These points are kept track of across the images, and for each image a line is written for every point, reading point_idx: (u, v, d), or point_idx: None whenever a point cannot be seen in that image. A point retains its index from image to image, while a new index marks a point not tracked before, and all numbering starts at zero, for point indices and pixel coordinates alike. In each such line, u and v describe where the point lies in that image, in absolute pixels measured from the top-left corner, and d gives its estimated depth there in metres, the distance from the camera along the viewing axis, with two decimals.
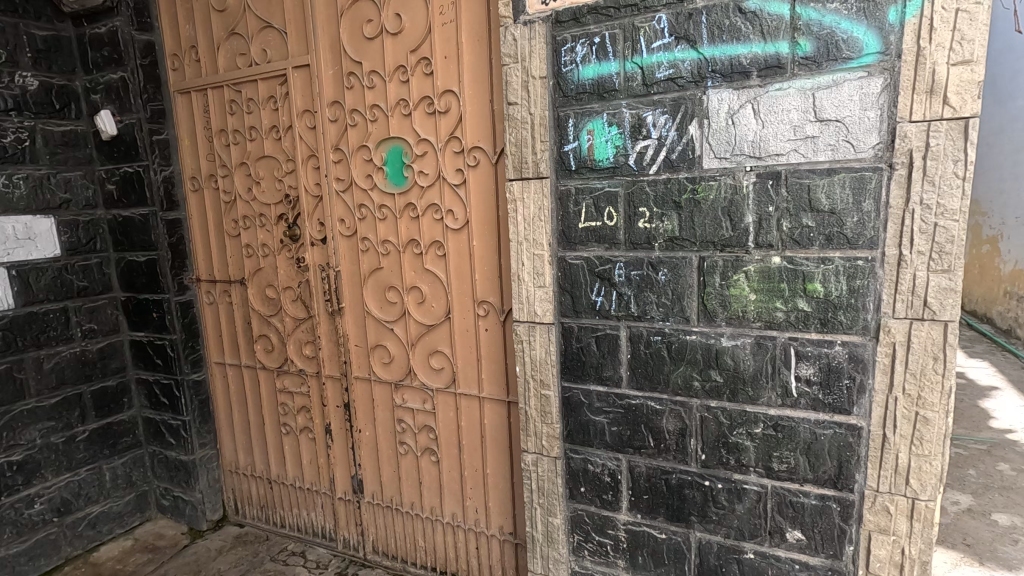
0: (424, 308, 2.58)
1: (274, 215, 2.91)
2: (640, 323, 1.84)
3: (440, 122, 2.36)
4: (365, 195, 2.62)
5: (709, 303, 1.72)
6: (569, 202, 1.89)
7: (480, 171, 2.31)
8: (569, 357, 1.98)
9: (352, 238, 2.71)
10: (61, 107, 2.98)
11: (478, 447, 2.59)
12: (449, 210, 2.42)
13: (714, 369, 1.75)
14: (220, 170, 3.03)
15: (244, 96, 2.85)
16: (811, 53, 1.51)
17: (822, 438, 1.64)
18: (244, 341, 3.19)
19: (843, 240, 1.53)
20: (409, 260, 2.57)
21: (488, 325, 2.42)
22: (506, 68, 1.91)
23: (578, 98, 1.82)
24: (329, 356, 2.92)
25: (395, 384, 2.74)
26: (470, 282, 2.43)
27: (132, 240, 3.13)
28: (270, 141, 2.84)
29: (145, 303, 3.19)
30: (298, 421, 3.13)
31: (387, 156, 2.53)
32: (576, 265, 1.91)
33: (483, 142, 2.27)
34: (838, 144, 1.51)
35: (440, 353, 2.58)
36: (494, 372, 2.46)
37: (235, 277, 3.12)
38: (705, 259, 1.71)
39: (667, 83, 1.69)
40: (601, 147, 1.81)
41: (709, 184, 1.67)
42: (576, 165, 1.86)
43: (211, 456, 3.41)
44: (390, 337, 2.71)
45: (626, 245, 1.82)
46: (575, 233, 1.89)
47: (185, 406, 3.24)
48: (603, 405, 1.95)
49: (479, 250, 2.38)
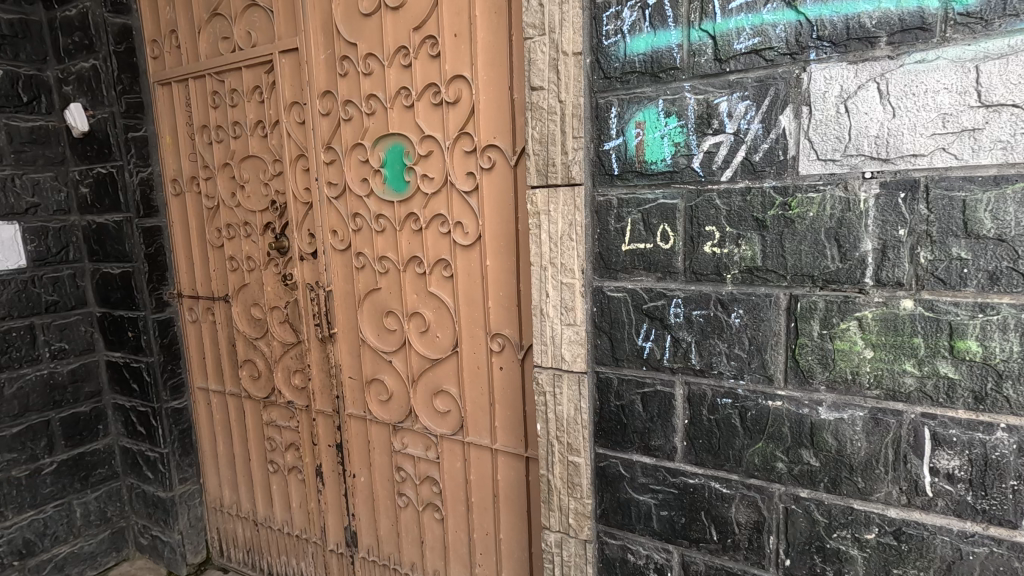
0: (427, 339, 2.16)
1: (259, 224, 2.53)
2: (703, 380, 1.39)
3: (448, 115, 1.93)
4: (360, 202, 2.21)
5: (802, 360, 1.26)
6: (609, 218, 1.44)
7: (495, 175, 1.87)
8: (607, 417, 1.54)
9: (346, 253, 2.30)
10: (29, 100, 2.64)
11: (490, 506, 2.15)
12: (458, 223, 1.99)
13: (808, 450, 1.28)
14: (203, 171, 2.65)
15: (228, 86, 2.48)
16: (975, 8, 1.03)
17: (969, 557, 1.16)
18: (229, 366, 2.82)
19: (1016, 281, 1.06)
20: (411, 280, 2.15)
21: (504, 363, 1.98)
22: (529, 43, 1.47)
23: (624, 79, 1.37)
24: (320, 388, 2.52)
25: (393, 425, 2.32)
26: (482, 311, 2.00)
27: (107, 250, 2.77)
28: (256, 139, 2.46)
29: (120, 320, 2.83)
30: (287, 458, 2.74)
31: (386, 156, 2.11)
32: (616, 299, 1.46)
33: (500, 139, 1.84)
34: (1014, 140, 1.03)
35: (446, 393, 2.15)
36: (510, 420, 2.02)
37: (218, 293, 2.75)
38: (799, 299, 1.24)
39: (748, 57, 1.23)
40: (654, 144, 1.36)
41: (807, 197, 1.21)
42: (620, 169, 1.41)
43: (194, 492, 3.04)
44: (388, 370, 2.29)
45: (686, 276, 1.37)
46: (616, 258, 1.45)
47: (163, 437, 2.88)
48: (650, 481, 1.50)
49: (493, 272, 1.94)
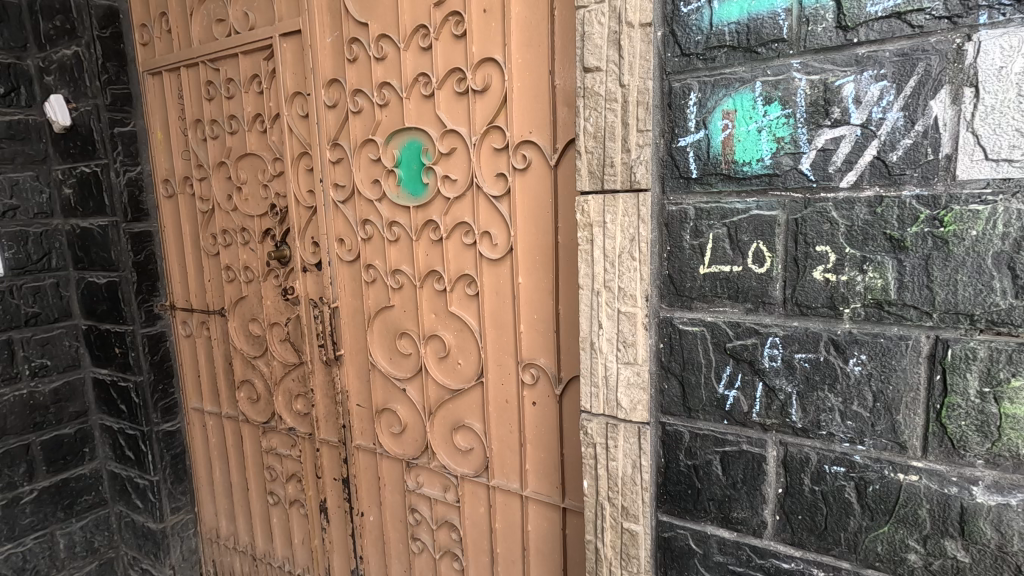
0: (446, 366, 1.87)
1: (258, 230, 2.25)
2: (805, 441, 1.09)
3: (475, 105, 1.64)
4: (370, 207, 1.92)
5: (951, 425, 0.96)
6: (683, 232, 1.14)
7: (531, 177, 1.58)
8: (675, 479, 1.24)
9: (354, 265, 2.02)
10: (6, 91, 2.37)
11: (518, 559, 1.86)
12: (485, 233, 1.69)
13: (954, 541, 0.98)
14: (197, 170, 2.38)
15: (224, 75, 2.20)
16: None
17: None
18: (226, 386, 2.55)
19: None
20: (429, 298, 1.86)
21: (537, 398, 1.69)
22: (583, 13, 1.17)
23: (710, 56, 1.08)
24: (325, 416, 2.24)
25: (406, 461, 2.03)
26: (511, 336, 1.71)
27: (91, 257, 2.50)
28: (255, 135, 2.18)
29: (106, 335, 2.57)
30: (288, 490, 2.47)
31: (400, 154, 1.82)
32: (691, 334, 1.17)
33: (537, 134, 1.55)
34: None
35: (468, 428, 1.86)
36: (545, 464, 1.73)
37: (214, 306, 2.48)
38: (949, 344, 0.94)
39: (886, 23, 0.93)
40: (748, 140, 1.06)
41: (966, 211, 0.91)
42: (700, 171, 1.11)
43: (188, 522, 2.77)
44: (400, 399, 2.01)
45: (787, 309, 1.07)
46: (691, 284, 1.15)
47: (153, 463, 2.61)
48: (731, 562, 1.20)
49: (525, 290, 1.65)
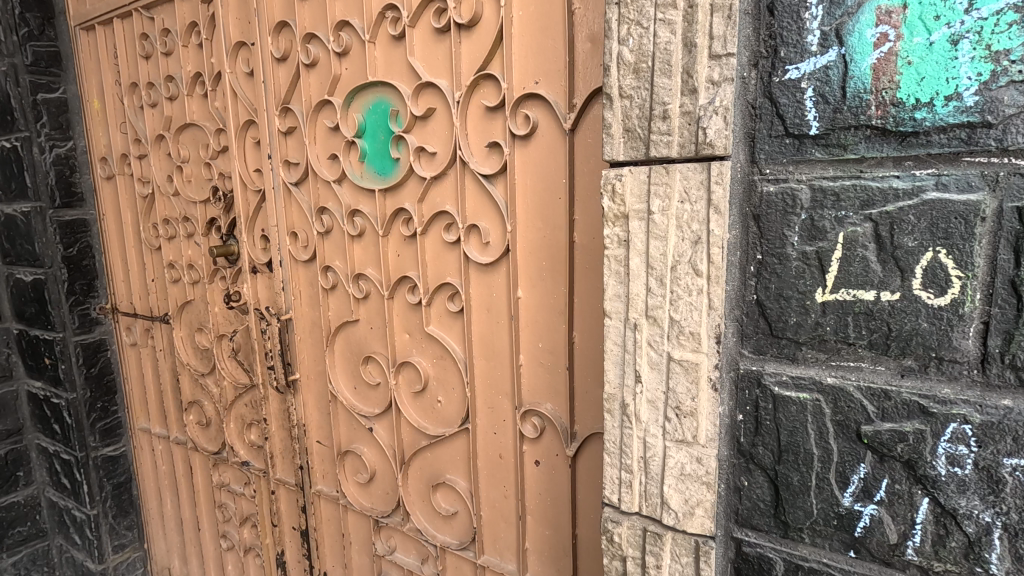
0: (424, 404, 1.41)
1: (201, 219, 1.81)
2: None
3: (461, 46, 1.17)
4: (329, 190, 1.47)
5: None
6: (790, 231, 0.66)
7: (538, 147, 1.10)
8: None
9: (311, 266, 1.57)
10: None
11: None
12: (473, 226, 1.22)
13: None
14: (134, 146, 1.96)
15: (160, 25, 1.77)
16: None
17: None
18: (175, 407, 2.13)
19: None
20: (401, 310, 1.40)
21: (544, 457, 1.22)
22: None
23: None
24: (281, 452, 1.80)
25: (375, 518, 1.58)
26: (507, 370, 1.24)
27: (14, 250, 2.07)
28: (196, 99, 1.75)
29: (36, 342, 2.15)
30: (243, 533, 2.04)
31: (364, 118, 1.35)
32: (795, 406, 0.69)
33: (547, 85, 1.07)
34: None
35: (451, 487, 1.40)
36: (551, 546, 1.26)
37: (158, 311, 2.06)
38: None
39: None
40: (931, 63, 0.57)
41: None
42: (826, 124, 0.63)
43: (136, 561, 2.36)
44: (367, 440, 1.56)
45: (991, 374, 0.59)
46: (798, 320, 0.67)
47: (91, 494, 2.21)
48: None
49: (527, 308, 1.18)
